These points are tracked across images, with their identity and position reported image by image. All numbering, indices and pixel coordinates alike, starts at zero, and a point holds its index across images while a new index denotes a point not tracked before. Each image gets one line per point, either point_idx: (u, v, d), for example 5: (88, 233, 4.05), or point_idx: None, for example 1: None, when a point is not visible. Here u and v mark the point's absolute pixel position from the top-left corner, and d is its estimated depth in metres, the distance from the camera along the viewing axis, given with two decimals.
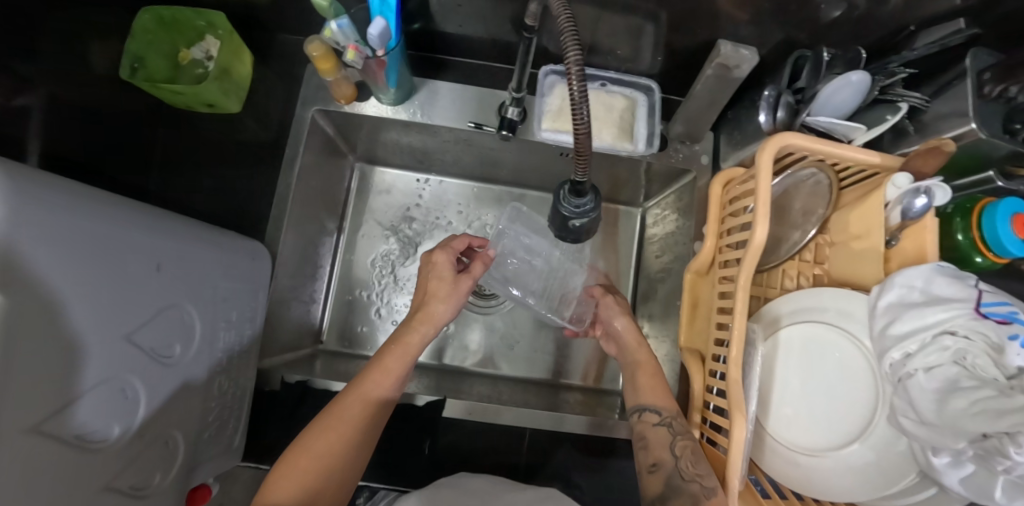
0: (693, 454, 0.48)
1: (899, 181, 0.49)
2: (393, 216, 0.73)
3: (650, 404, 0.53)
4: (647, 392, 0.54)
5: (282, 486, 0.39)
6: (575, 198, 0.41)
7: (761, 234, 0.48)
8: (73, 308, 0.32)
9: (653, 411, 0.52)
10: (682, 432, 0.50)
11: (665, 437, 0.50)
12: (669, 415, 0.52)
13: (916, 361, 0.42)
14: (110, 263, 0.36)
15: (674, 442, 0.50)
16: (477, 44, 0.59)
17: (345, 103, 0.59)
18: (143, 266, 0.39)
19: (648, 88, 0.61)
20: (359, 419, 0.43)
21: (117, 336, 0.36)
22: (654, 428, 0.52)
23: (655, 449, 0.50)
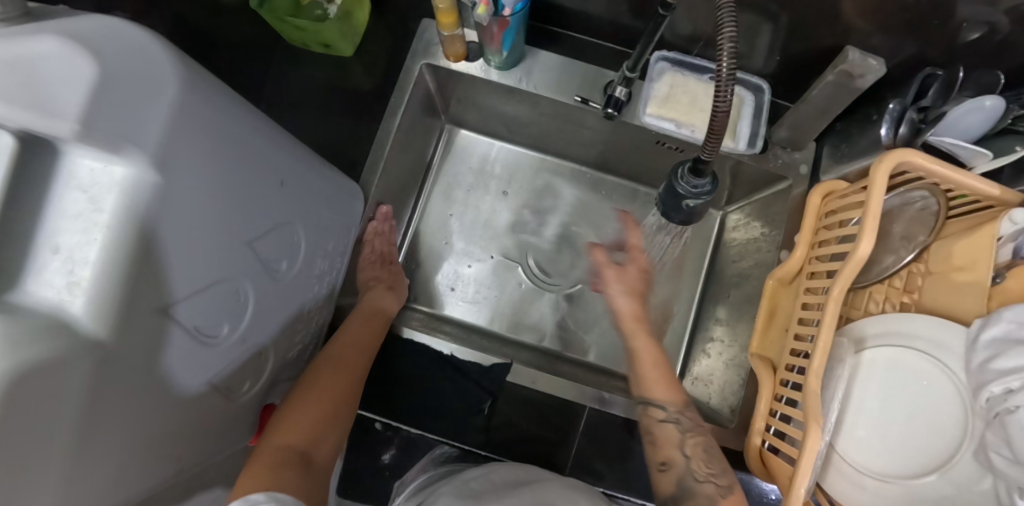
0: (704, 453, 0.47)
1: (1017, 216, 0.47)
2: (475, 181, 0.74)
3: (656, 399, 0.51)
4: (655, 385, 0.52)
5: (288, 424, 0.44)
6: (695, 179, 0.40)
7: (866, 248, 0.47)
8: (208, 205, 0.34)
9: (659, 406, 0.50)
10: (691, 429, 0.48)
11: (675, 435, 0.48)
12: (676, 411, 0.49)
13: (1017, 397, 0.40)
14: (245, 172, 0.37)
15: (684, 441, 0.47)
16: (592, 20, 0.58)
17: (453, 60, 0.60)
18: (270, 180, 0.41)
19: (756, 89, 0.59)
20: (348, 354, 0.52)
21: (242, 241, 0.38)
22: (659, 423, 0.49)
23: (665, 447, 0.48)
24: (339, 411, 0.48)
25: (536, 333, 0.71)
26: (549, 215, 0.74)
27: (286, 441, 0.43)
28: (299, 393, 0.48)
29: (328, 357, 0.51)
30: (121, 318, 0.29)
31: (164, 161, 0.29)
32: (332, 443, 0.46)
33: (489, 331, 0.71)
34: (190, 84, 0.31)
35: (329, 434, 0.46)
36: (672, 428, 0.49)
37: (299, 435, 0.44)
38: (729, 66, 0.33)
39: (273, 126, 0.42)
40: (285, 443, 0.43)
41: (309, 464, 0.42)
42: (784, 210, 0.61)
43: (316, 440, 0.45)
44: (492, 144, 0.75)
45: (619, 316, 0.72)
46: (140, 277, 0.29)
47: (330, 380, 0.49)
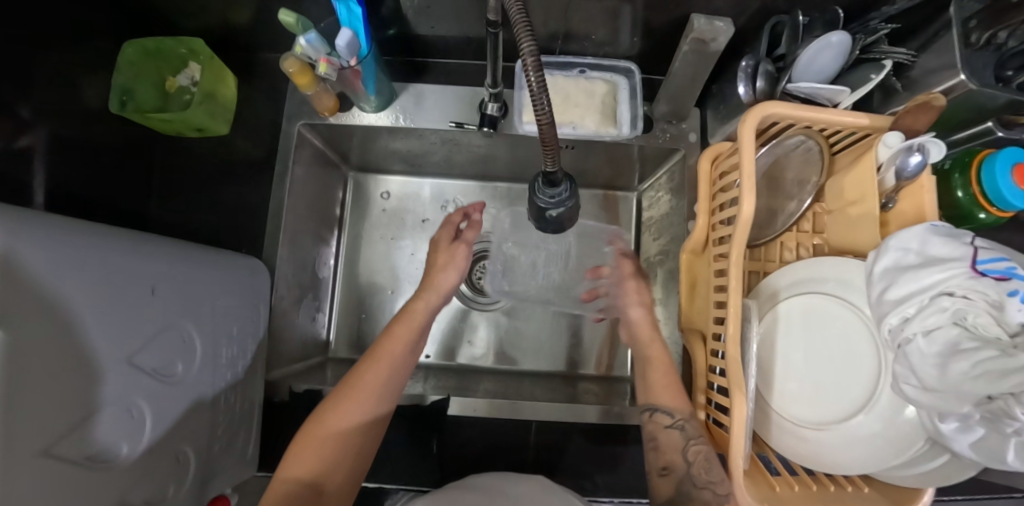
0: (706, 459, 0.48)
1: (890, 140, 0.47)
2: (393, 223, 0.75)
3: (662, 406, 0.53)
4: (658, 391, 0.55)
5: (300, 458, 0.43)
6: (549, 188, 0.41)
7: (748, 207, 0.47)
8: (81, 337, 0.33)
9: (666, 413, 0.52)
10: (694, 436, 0.50)
11: (677, 439, 0.50)
12: (681, 418, 0.51)
13: (914, 325, 0.41)
14: (108, 290, 0.37)
15: (687, 447, 0.49)
16: (455, 44, 0.60)
17: (328, 114, 0.60)
18: (139, 290, 0.40)
19: (627, 71, 0.60)
20: (382, 367, 0.49)
21: (119, 358, 0.37)
22: (665, 429, 0.52)
23: (666, 452, 0.50)
24: (354, 439, 0.45)
25: (482, 352, 0.72)
26: None
27: (299, 475, 0.42)
28: (309, 425, 0.45)
29: (352, 376, 0.48)
30: (6, 475, 0.27)
31: (14, 310, 0.28)
32: (349, 471, 0.45)
33: (437, 364, 0.71)
34: (17, 225, 0.29)
35: (343, 465, 0.45)
36: (677, 433, 0.51)
37: (310, 471, 0.42)
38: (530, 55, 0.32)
39: (131, 235, 0.42)
40: (298, 477, 0.42)
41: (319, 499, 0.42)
42: (683, 181, 0.62)
43: (328, 473, 0.43)
44: (399, 180, 0.76)
45: (559, 317, 0.73)
46: (13, 426, 0.27)
47: (345, 406, 0.45)
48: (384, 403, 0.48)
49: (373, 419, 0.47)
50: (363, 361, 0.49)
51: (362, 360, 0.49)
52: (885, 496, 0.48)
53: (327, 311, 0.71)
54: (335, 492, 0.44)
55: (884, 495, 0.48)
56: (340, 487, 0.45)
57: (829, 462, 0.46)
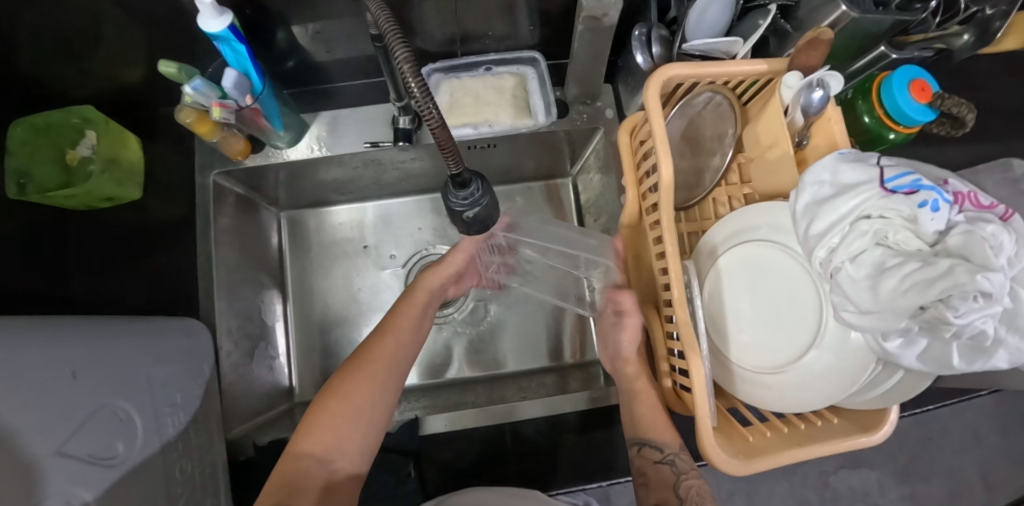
0: (697, 494, 0.45)
1: (790, 81, 0.48)
2: (335, 255, 0.73)
3: (649, 439, 0.51)
4: (645, 423, 0.52)
5: (314, 433, 0.44)
6: (459, 191, 0.40)
7: (666, 171, 0.48)
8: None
9: (655, 448, 0.50)
10: (686, 470, 0.48)
11: (670, 476, 0.48)
12: (671, 453, 0.50)
13: (840, 254, 0.41)
14: (22, 381, 0.33)
15: (678, 483, 0.47)
16: (357, 63, 0.60)
17: (242, 158, 0.58)
18: (58, 375, 0.36)
19: (533, 60, 0.60)
20: (388, 340, 0.52)
21: (48, 452, 0.33)
22: (655, 465, 0.49)
23: (658, 489, 0.47)
24: (369, 409, 0.47)
25: (448, 364, 0.71)
26: (416, 253, 0.74)
27: (310, 447, 0.43)
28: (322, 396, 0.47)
29: (365, 349, 0.51)
30: None
31: None
32: (362, 446, 0.45)
33: (408, 387, 0.70)
34: None
35: (361, 433, 0.46)
36: (668, 468, 0.49)
37: (326, 443, 0.43)
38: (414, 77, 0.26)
39: (44, 322, 0.39)
40: (309, 449, 0.43)
41: (332, 475, 0.42)
42: (608, 157, 0.63)
43: (341, 449, 0.44)
44: (333, 211, 0.74)
45: (520, 315, 0.73)
46: None
47: (356, 376, 0.48)
48: (396, 372, 0.51)
49: (385, 390, 0.49)
50: (376, 336, 0.53)
51: (375, 335, 0.53)
52: (853, 424, 0.48)
53: (284, 357, 0.69)
54: (352, 467, 0.44)
55: (854, 423, 0.48)
56: (360, 459, 0.45)
57: (790, 401, 0.47)
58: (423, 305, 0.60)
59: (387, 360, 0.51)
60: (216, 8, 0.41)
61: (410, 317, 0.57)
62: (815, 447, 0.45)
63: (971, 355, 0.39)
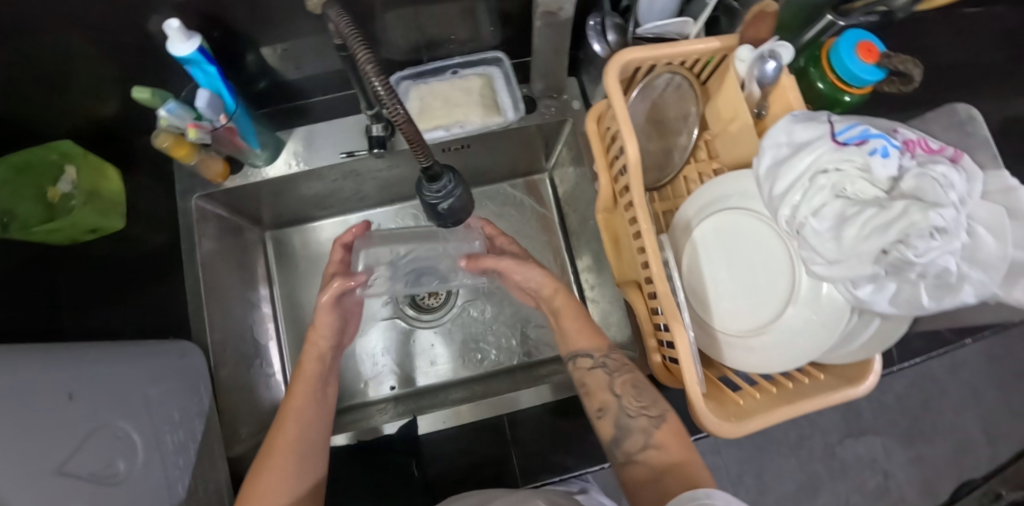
0: (633, 387, 0.49)
1: (743, 55, 0.51)
2: (322, 270, 0.74)
3: (579, 348, 0.54)
4: (573, 337, 0.55)
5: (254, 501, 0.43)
6: (431, 184, 0.41)
7: (633, 149, 0.49)
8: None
9: (586, 355, 0.53)
10: (618, 366, 0.51)
11: (604, 378, 0.51)
12: (602, 355, 0.52)
13: (803, 209, 0.43)
14: (17, 406, 0.33)
15: (612, 382, 0.50)
16: (326, 79, 0.62)
17: (220, 180, 0.59)
18: (54, 398, 0.37)
19: (497, 59, 0.62)
20: (302, 391, 0.52)
21: (52, 470, 0.34)
22: (590, 371, 0.52)
23: (598, 394, 0.50)
24: (296, 464, 0.46)
25: (444, 367, 0.71)
26: None
27: None
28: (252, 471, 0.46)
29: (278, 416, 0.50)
30: None
31: None
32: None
33: (406, 392, 0.70)
34: None
35: (303, 479, 0.46)
36: (602, 372, 0.51)
37: None
38: (380, 81, 0.29)
39: (36, 351, 0.39)
40: None
41: None
42: (579, 147, 0.64)
43: None
44: (316, 227, 0.75)
45: (507, 312, 0.74)
46: None
47: (279, 441, 0.47)
48: (319, 427, 0.50)
49: (309, 451, 0.48)
50: (286, 399, 0.51)
51: (284, 397, 0.51)
52: (839, 378, 0.50)
53: (278, 374, 0.69)
54: None
55: (839, 377, 0.50)
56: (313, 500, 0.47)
57: (775, 360, 0.48)
58: (320, 377, 0.54)
59: (301, 416, 0.49)
60: (183, 32, 0.43)
61: (310, 386, 0.52)
62: (802, 403, 0.47)
63: (939, 292, 0.40)
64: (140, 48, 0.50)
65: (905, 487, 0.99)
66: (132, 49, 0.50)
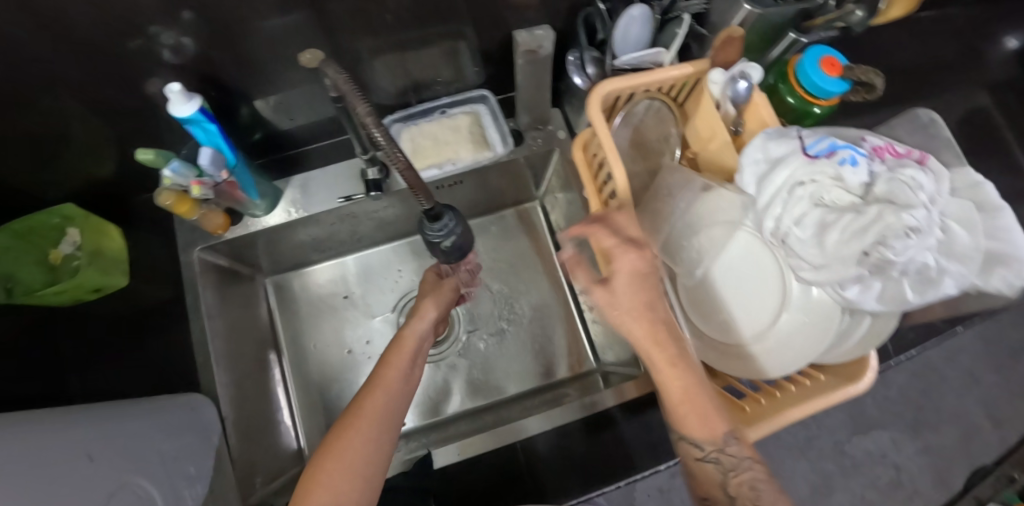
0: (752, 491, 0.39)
1: (716, 78, 0.53)
2: (324, 312, 0.75)
3: (690, 434, 0.41)
4: (689, 420, 0.40)
5: (314, 492, 0.42)
6: (433, 223, 0.43)
7: (621, 177, 0.51)
8: None
9: (693, 443, 0.41)
10: (733, 465, 0.40)
11: (715, 474, 0.40)
12: (714, 450, 0.40)
13: (785, 220, 0.45)
14: (38, 479, 0.34)
15: (727, 481, 0.40)
16: (319, 126, 0.64)
17: (222, 232, 0.60)
18: (74, 463, 0.39)
19: (482, 97, 0.65)
20: (393, 376, 0.51)
21: None
22: (697, 462, 0.41)
23: (705, 486, 0.41)
24: (356, 474, 0.44)
25: (453, 399, 0.71)
26: (403, 295, 0.76)
27: None
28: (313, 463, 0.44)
29: (362, 396, 0.48)
30: None
31: None
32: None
33: (416, 428, 0.69)
34: None
35: None
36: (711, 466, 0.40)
37: None
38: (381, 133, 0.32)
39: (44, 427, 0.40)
40: None
41: None
42: (568, 173, 0.67)
43: None
44: (316, 269, 0.76)
45: (510, 339, 0.74)
46: None
47: (361, 420, 0.46)
48: (399, 410, 0.50)
49: (378, 446, 0.46)
50: (382, 367, 0.51)
51: (380, 366, 0.51)
52: (838, 377, 0.50)
53: (287, 419, 0.68)
54: None
55: (839, 375, 0.50)
56: None
57: (774, 364, 0.50)
58: (414, 353, 0.54)
59: (380, 405, 0.48)
60: (184, 94, 0.45)
61: (397, 369, 0.51)
62: (805, 405, 0.48)
63: (920, 286, 0.43)
64: (141, 109, 0.53)
65: (918, 479, 0.99)
66: (133, 111, 0.52)
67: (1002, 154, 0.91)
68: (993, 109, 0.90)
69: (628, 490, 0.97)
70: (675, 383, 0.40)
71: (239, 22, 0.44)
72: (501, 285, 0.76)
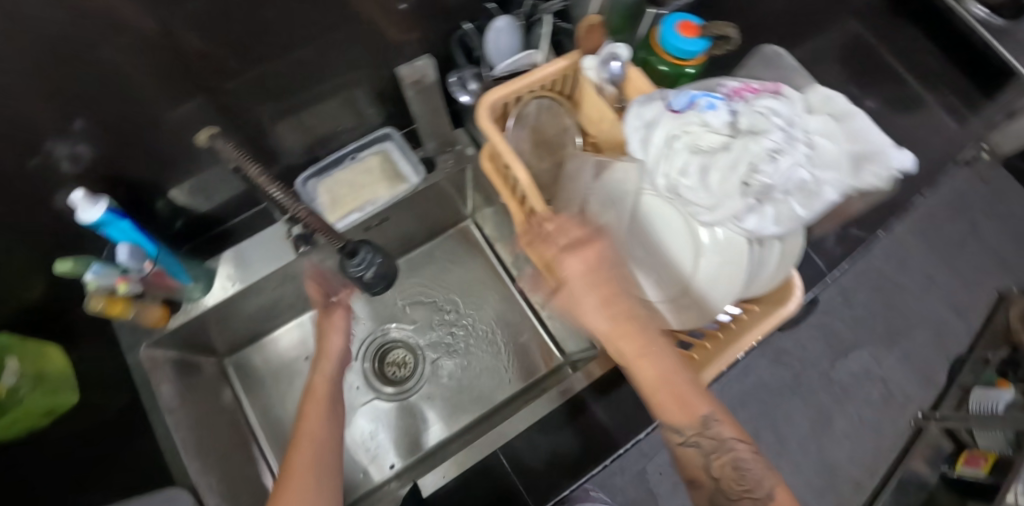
0: (733, 468, 0.39)
1: (589, 64, 0.57)
2: (291, 378, 0.75)
3: (672, 424, 0.40)
4: (668, 409, 0.39)
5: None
6: (352, 260, 0.49)
7: (522, 175, 0.54)
8: None
9: (674, 431, 0.40)
10: (714, 447, 0.40)
11: (698, 459, 0.40)
12: (693, 434, 0.40)
13: (672, 172, 0.48)
14: None
15: (710, 464, 0.40)
16: (238, 199, 0.66)
17: (162, 324, 0.60)
18: None
19: (388, 135, 0.68)
20: (324, 390, 0.54)
21: None
22: (680, 447, 0.41)
23: (689, 467, 0.41)
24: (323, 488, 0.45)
25: (436, 428, 0.71)
26: (363, 340, 0.76)
27: None
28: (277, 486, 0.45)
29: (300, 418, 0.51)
30: None
31: None
32: None
33: (407, 465, 0.70)
34: None
35: None
36: (693, 451, 0.40)
37: None
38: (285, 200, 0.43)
39: None
40: None
41: None
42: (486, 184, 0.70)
43: None
44: (272, 339, 0.76)
45: (477, 355, 0.75)
46: None
47: (305, 444, 0.48)
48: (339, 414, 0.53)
49: (331, 446, 0.50)
50: (308, 378, 0.55)
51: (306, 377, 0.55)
52: (769, 304, 0.54)
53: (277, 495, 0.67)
54: None
55: (769, 303, 0.54)
56: None
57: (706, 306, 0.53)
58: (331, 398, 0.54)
59: (322, 405, 0.52)
60: (89, 199, 0.46)
61: (324, 384, 0.55)
62: (738, 341, 0.52)
63: (806, 200, 0.45)
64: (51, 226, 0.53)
65: (906, 385, 1.03)
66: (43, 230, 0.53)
67: (889, 69, 0.96)
68: (871, 33, 0.96)
69: (641, 474, 0.96)
70: (647, 367, 0.39)
71: (135, 117, 0.46)
72: (456, 307, 0.78)
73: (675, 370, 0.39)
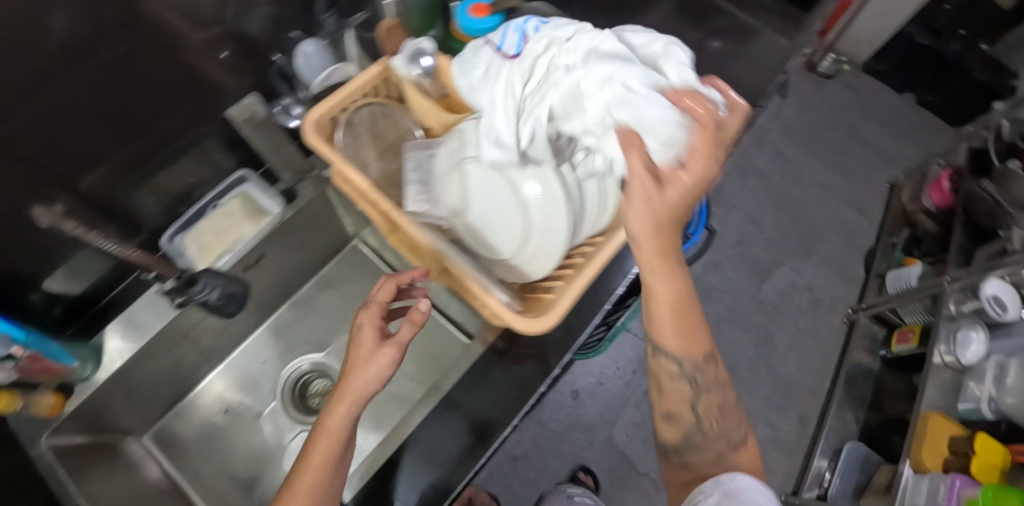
0: (718, 413, 0.42)
1: (400, 64, 0.54)
2: (217, 436, 0.75)
3: (665, 350, 0.41)
4: (667, 332, 0.40)
5: None
6: (195, 287, 0.56)
7: (356, 175, 0.48)
8: None
9: (670, 360, 0.41)
10: (700, 390, 0.42)
11: (684, 391, 0.42)
12: (690, 369, 0.41)
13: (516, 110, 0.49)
14: None
15: (695, 404, 0.42)
16: (110, 272, 0.66)
17: (56, 412, 0.56)
18: None
19: (243, 176, 0.70)
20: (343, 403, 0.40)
21: None
22: (673, 381, 0.42)
23: (669, 398, 0.43)
24: None
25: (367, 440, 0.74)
26: (279, 380, 0.78)
27: None
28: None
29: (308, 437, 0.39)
30: None
31: None
32: None
33: None
34: None
35: None
36: (683, 384, 0.42)
37: None
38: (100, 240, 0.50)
39: None
40: None
41: None
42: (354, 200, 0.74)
43: None
44: (189, 405, 0.75)
45: None
46: None
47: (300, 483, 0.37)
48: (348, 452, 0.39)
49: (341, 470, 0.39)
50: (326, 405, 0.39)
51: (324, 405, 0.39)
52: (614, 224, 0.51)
53: None
54: None
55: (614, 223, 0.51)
56: None
57: (552, 250, 0.47)
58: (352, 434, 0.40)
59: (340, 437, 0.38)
60: None
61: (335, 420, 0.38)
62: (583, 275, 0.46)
63: None
64: None
65: (829, 289, 1.10)
66: None
67: None
68: None
69: (609, 441, 0.99)
70: (656, 284, 0.38)
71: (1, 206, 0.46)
72: None
73: (687, 296, 0.39)
